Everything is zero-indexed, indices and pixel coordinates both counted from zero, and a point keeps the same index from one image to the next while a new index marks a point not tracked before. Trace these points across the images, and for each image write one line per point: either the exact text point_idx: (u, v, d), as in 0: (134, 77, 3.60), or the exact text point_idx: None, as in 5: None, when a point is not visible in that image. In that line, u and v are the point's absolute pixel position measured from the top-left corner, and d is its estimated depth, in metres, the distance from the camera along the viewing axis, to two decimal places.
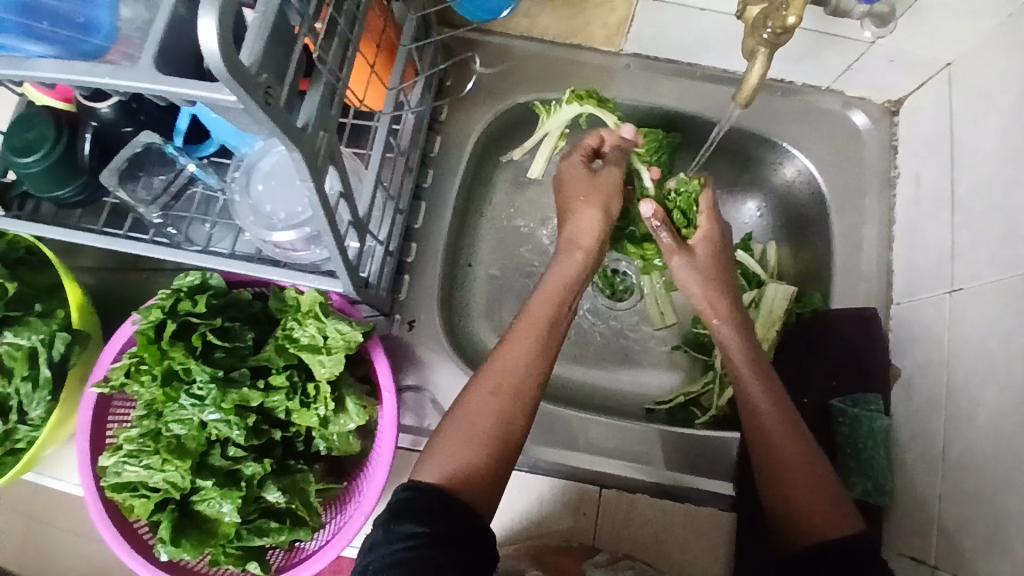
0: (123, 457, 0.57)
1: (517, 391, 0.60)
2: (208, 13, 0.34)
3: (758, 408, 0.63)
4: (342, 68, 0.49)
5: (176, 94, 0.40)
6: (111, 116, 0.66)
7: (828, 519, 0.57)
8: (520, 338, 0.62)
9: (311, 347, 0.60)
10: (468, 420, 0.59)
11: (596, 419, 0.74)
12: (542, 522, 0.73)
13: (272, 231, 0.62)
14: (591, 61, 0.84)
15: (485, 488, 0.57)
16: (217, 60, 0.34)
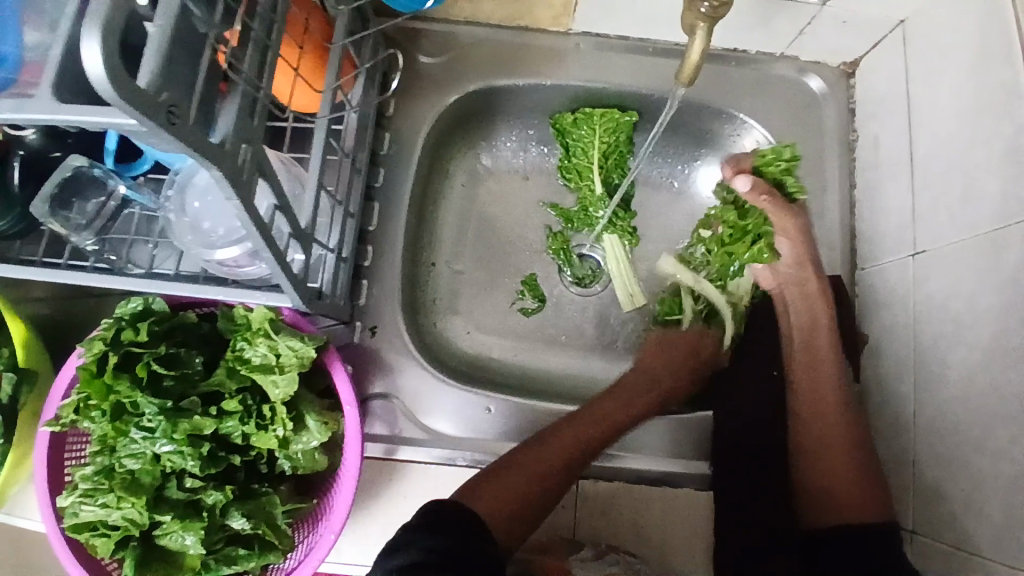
0: (78, 498, 0.55)
1: (599, 444, 0.67)
2: (89, 35, 0.31)
3: (824, 410, 0.68)
4: (262, 74, 0.46)
5: (79, 122, 0.37)
6: (38, 141, 0.64)
7: (850, 508, 0.62)
8: (602, 417, 0.69)
9: (263, 366, 0.58)
10: (536, 455, 0.65)
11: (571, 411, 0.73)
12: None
13: (213, 249, 0.59)
14: (540, 42, 0.81)
15: (519, 519, 0.61)
16: (104, 84, 0.32)
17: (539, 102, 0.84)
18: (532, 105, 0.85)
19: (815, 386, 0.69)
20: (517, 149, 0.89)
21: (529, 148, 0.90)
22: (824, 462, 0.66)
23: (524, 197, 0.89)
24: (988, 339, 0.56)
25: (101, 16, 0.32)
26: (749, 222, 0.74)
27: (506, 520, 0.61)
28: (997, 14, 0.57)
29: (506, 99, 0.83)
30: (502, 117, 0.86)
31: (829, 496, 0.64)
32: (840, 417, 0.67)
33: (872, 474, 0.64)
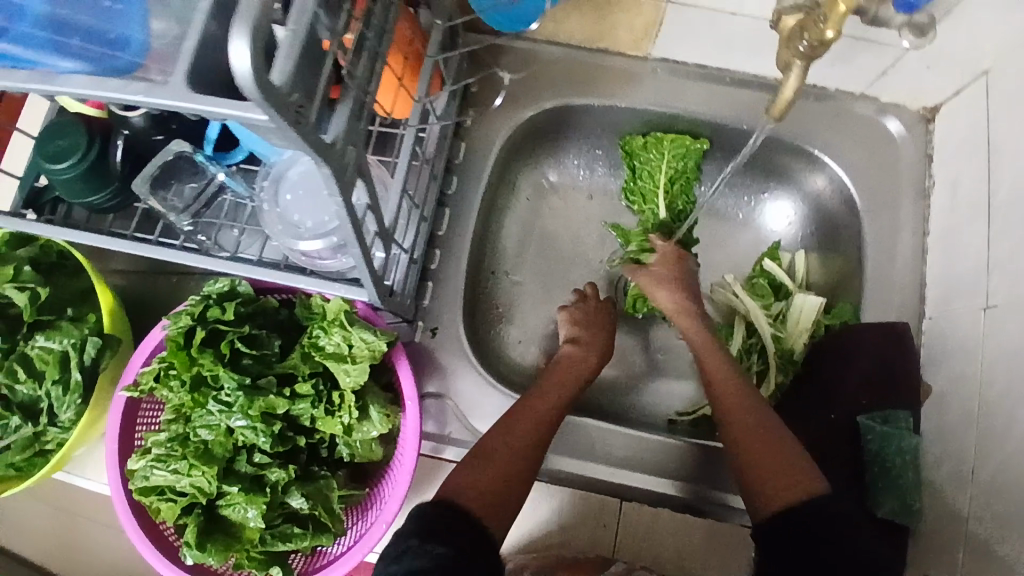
0: (152, 461, 0.58)
1: (544, 418, 0.67)
2: (239, 35, 0.34)
3: (732, 407, 0.69)
4: (371, 80, 0.49)
5: (206, 112, 0.40)
6: (142, 124, 0.68)
7: (787, 492, 0.60)
8: (532, 404, 0.68)
9: (336, 355, 0.60)
10: (484, 460, 0.63)
11: (611, 430, 0.73)
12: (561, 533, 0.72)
13: (298, 240, 0.62)
14: (617, 65, 0.83)
15: (493, 494, 0.61)
16: (249, 81, 0.34)
17: (610, 123, 0.86)
18: (604, 126, 0.86)
19: (727, 402, 0.70)
20: (584, 168, 0.91)
21: (595, 167, 0.91)
22: (749, 462, 0.64)
23: (587, 216, 0.91)
24: None
25: (250, 16, 0.35)
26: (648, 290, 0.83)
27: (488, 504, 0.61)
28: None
29: (580, 118, 0.85)
30: (572, 136, 0.88)
31: (767, 487, 0.62)
32: (758, 424, 0.66)
33: (795, 454, 0.63)
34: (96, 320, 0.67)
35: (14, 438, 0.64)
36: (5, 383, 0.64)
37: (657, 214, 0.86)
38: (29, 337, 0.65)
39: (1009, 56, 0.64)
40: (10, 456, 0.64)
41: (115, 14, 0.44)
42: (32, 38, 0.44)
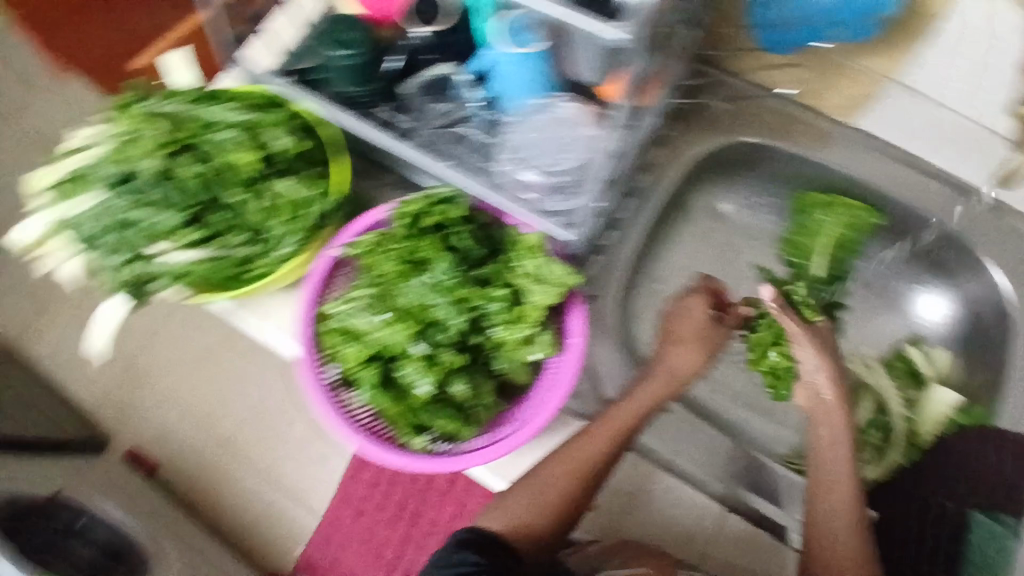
0: (355, 308, 0.66)
1: (585, 473, 0.71)
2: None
3: (837, 512, 0.71)
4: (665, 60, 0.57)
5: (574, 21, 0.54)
6: (426, 41, 0.73)
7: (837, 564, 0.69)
8: (596, 435, 0.71)
9: (531, 276, 0.67)
10: (543, 481, 0.71)
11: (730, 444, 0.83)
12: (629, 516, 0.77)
13: (527, 173, 0.70)
14: (814, 122, 0.85)
15: (532, 532, 0.71)
16: None
17: (792, 173, 0.89)
18: (786, 175, 0.90)
19: (830, 470, 0.74)
20: (747, 209, 0.95)
21: (763, 211, 0.95)
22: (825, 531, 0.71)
23: (742, 254, 0.96)
24: None
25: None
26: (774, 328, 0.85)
27: (529, 539, 0.71)
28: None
29: (766, 161, 0.88)
30: (751, 174, 0.91)
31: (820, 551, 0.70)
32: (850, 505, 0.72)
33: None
34: (330, 187, 0.70)
35: (229, 254, 0.68)
36: (241, 205, 0.68)
37: (810, 270, 0.90)
38: (273, 177, 0.69)
39: None
40: (217, 269, 0.67)
41: None
42: None
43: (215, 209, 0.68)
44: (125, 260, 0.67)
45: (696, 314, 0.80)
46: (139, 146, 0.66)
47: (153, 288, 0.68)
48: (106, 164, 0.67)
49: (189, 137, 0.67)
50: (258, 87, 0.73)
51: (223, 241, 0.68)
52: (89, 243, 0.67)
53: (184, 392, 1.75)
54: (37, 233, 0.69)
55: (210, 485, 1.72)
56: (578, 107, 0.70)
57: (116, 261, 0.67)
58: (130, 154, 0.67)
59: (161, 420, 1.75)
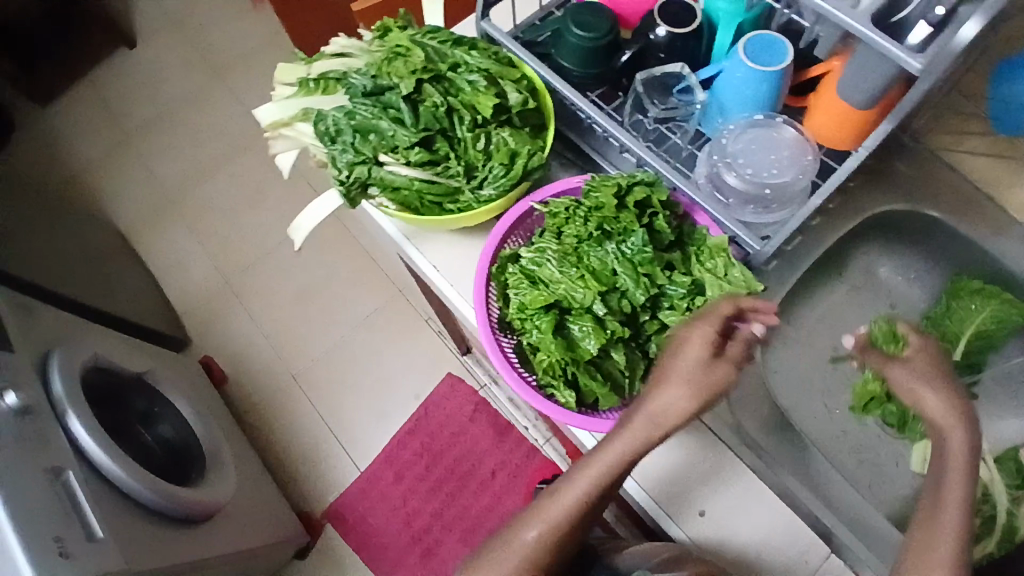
0: (547, 254, 0.72)
1: (559, 526, 0.66)
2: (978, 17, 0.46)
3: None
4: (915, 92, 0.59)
5: (851, 30, 0.52)
6: (661, 41, 0.77)
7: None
8: (571, 488, 0.66)
9: (713, 274, 0.71)
10: (514, 541, 0.66)
11: (852, 497, 0.81)
12: (734, 529, 0.74)
13: (733, 179, 0.73)
14: (997, 211, 0.86)
15: None
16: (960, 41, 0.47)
17: (959, 254, 0.90)
18: (949, 256, 0.92)
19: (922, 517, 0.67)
20: (897, 278, 0.97)
21: (913, 284, 0.97)
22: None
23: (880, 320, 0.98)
24: None
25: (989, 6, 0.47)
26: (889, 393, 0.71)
27: None
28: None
29: (934, 237, 0.91)
30: (913, 246, 0.94)
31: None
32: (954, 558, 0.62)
33: None
34: (544, 147, 0.76)
35: (444, 181, 0.74)
36: (466, 142, 0.75)
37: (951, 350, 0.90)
38: (499, 125, 0.76)
39: None
40: (430, 191, 0.74)
41: None
42: None
43: (442, 139, 0.75)
44: (353, 160, 0.73)
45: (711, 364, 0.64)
46: (398, 66, 0.73)
47: (369, 193, 0.74)
48: (364, 75, 0.75)
49: (442, 70, 0.74)
50: (498, 45, 0.81)
51: (442, 167, 0.74)
52: (327, 137, 0.73)
53: (275, 318, 1.88)
54: (278, 116, 0.75)
55: (270, 411, 1.80)
56: (796, 135, 0.73)
57: (345, 159, 0.73)
58: (391, 72, 0.74)
59: (246, 338, 1.86)
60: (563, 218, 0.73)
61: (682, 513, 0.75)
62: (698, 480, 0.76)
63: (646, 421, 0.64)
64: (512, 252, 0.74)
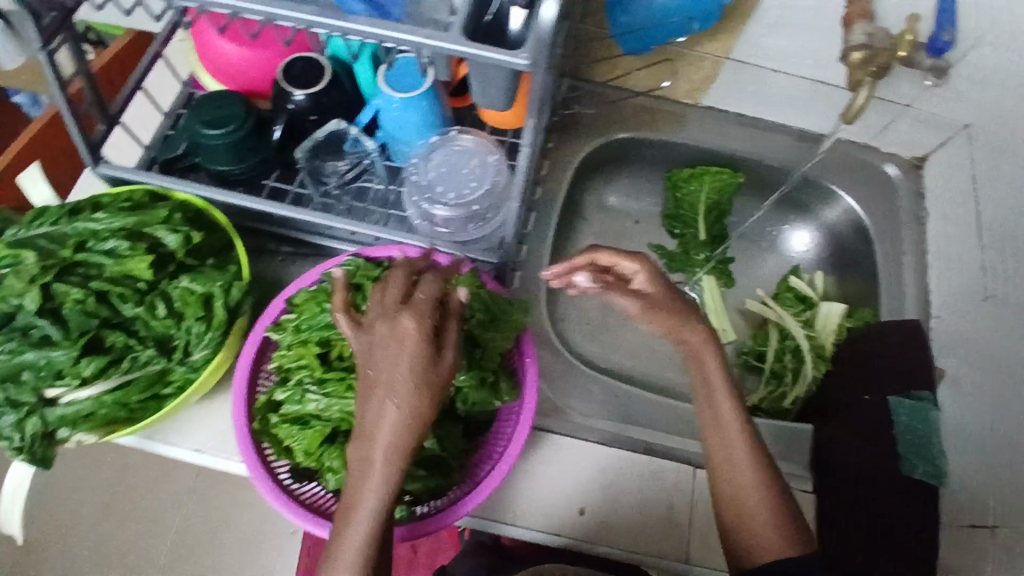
0: (306, 386, 0.63)
1: None
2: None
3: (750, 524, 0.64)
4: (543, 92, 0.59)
5: (440, 47, 0.49)
6: (303, 104, 0.71)
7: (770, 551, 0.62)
8: (346, 545, 0.52)
9: (482, 325, 0.68)
10: None
11: (671, 404, 0.86)
12: (613, 509, 0.76)
13: (440, 209, 0.71)
14: (668, 108, 0.97)
15: None
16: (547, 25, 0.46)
17: (665, 157, 0.99)
18: (656, 160, 1.00)
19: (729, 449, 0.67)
20: (635, 197, 1.04)
21: (644, 198, 1.05)
22: (727, 507, 0.65)
23: (638, 237, 1.04)
24: None
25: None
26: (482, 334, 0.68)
27: None
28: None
29: (638, 151, 0.99)
30: (628, 168, 1.02)
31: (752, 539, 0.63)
32: (766, 498, 0.64)
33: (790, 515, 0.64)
34: (237, 272, 0.70)
35: (140, 373, 0.66)
36: (142, 317, 0.66)
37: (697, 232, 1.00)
38: (171, 278, 0.68)
39: (995, 120, 0.85)
40: (131, 393, 0.65)
41: None
42: None
43: (114, 331, 0.66)
44: (18, 419, 0.63)
45: (400, 343, 0.51)
46: (10, 283, 0.62)
47: (59, 437, 0.64)
48: None
49: (72, 258, 0.66)
50: (137, 186, 0.74)
51: (130, 361, 0.66)
52: None
53: None
54: None
55: None
56: (473, 138, 0.73)
57: (8, 424, 0.63)
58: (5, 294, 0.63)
59: None
60: (314, 327, 0.63)
61: (564, 523, 0.75)
62: (568, 481, 0.78)
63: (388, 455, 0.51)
64: (268, 397, 0.66)
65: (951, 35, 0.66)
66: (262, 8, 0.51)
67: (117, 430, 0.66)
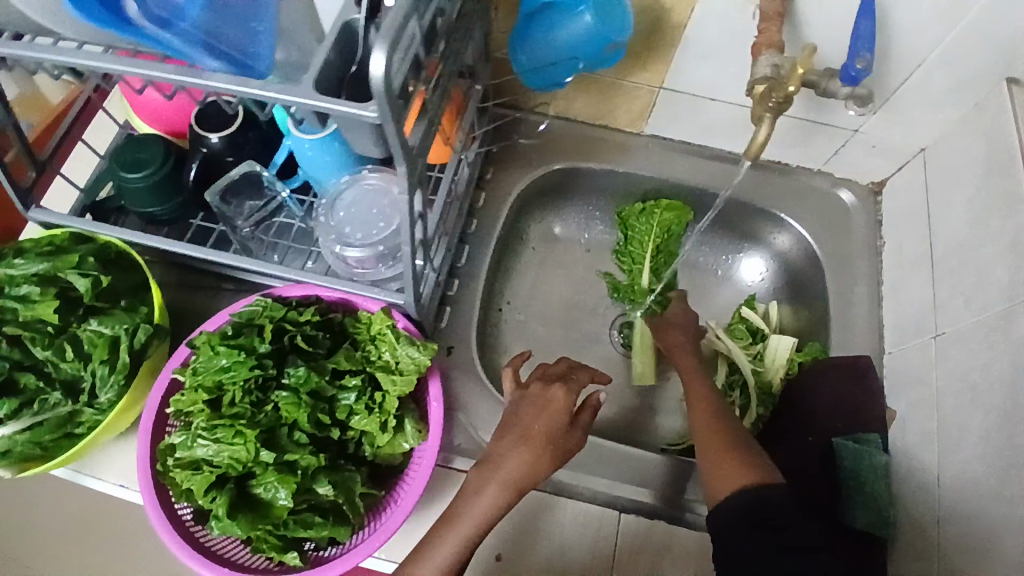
0: (197, 431, 0.62)
1: None
2: (380, 47, 0.44)
3: (718, 461, 0.69)
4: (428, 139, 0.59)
5: (296, 102, 0.49)
6: (219, 146, 0.73)
7: (733, 478, 0.67)
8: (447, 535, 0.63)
9: (385, 368, 0.67)
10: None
11: (603, 445, 0.80)
12: (530, 557, 0.74)
13: (348, 248, 0.71)
14: (613, 138, 0.97)
15: None
16: (379, 83, 0.45)
17: (611, 187, 0.98)
18: (602, 190, 0.99)
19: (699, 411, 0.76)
20: (582, 225, 1.02)
21: (593, 227, 1.03)
22: (700, 447, 0.72)
23: (586, 265, 1.02)
24: (1003, 398, 0.65)
25: (389, 35, 0.45)
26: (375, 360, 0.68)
27: None
28: (1008, 138, 0.73)
29: (582, 180, 0.98)
30: (574, 198, 1.00)
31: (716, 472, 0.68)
32: (722, 433, 0.72)
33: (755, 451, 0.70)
34: (146, 314, 0.72)
35: (50, 415, 0.67)
36: (51, 360, 0.68)
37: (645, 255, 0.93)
38: (82, 321, 0.70)
39: (947, 147, 0.83)
40: (41, 435, 0.66)
41: (252, 32, 0.52)
42: (188, 35, 0.50)
43: (30, 372, 0.68)
44: None
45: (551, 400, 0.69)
46: None
47: None
48: None
49: None
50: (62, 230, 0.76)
51: (39, 403, 0.67)
52: None
53: None
54: None
55: None
56: (383, 175, 0.73)
57: None
58: None
59: None
60: (207, 372, 0.63)
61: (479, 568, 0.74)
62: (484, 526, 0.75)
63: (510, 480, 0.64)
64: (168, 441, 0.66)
65: (865, 63, 0.62)
66: (120, 70, 0.51)
67: (30, 466, 0.68)
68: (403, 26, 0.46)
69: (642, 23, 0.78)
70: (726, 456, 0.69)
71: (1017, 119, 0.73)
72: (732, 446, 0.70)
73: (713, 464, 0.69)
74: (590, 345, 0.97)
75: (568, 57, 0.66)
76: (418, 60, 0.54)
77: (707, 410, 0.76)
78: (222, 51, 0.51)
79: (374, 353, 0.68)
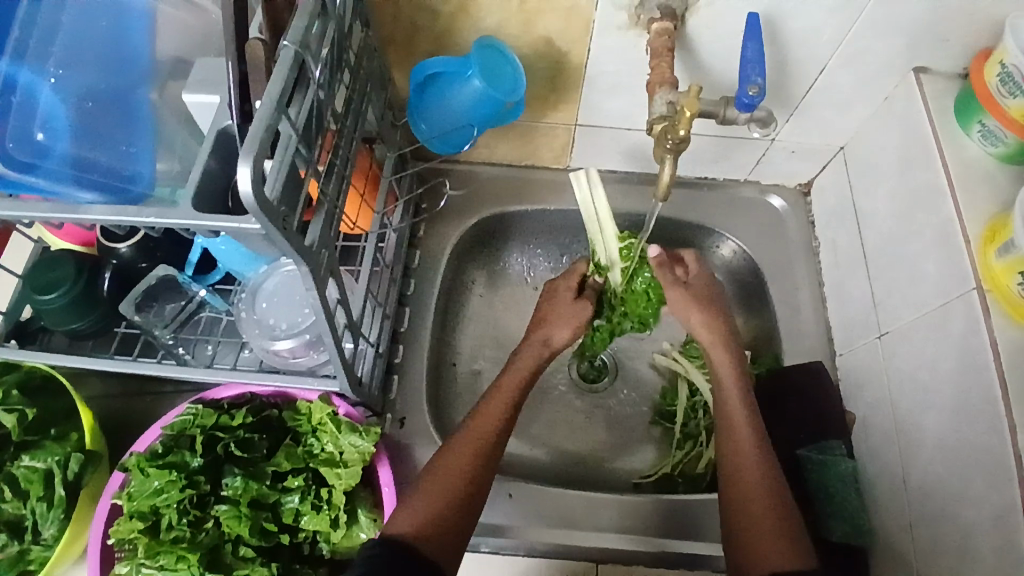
0: (139, 561, 0.60)
1: (480, 456, 0.66)
2: (244, 161, 0.43)
3: (755, 528, 0.64)
4: (326, 228, 0.58)
5: (175, 224, 0.48)
6: (130, 254, 0.73)
7: (780, 557, 0.61)
8: (459, 450, 0.67)
9: (329, 461, 0.66)
10: (454, 452, 0.66)
11: (574, 493, 0.79)
12: None
13: (274, 340, 0.70)
14: (543, 176, 0.96)
15: (439, 528, 0.61)
16: (250, 197, 0.43)
17: (546, 225, 0.97)
18: (538, 229, 0.98)
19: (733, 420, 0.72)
20: (526, 264, 1.01)
21: (537, 264, 1.01)
22: (739, 516, 0.66)
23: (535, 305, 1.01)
24: (951, 394, 0.65)
25: (253, 148, 0.44)
26: (319, 456, 0.66)
27: (434, 537, 0.60)
28: (919, 132, 0.73)
29: (517, 223, 0.97)
30: (513, 240, 0.99)
31: (756, 545, 0.63)
32: (767, 504, 0.65)
33: (795, 524, 0.64)
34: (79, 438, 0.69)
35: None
36: None
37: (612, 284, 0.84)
38: (14, 456, 0.67)
39: (861, 144, 0.84)
40: None
41: (128, 155, 0.52)
42: (55, 173, 0.49)
43: None
44: None
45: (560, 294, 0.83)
46: None
47: None
48: None
49: None
50: None
51: None
52: None
53: None
54: None
55: None
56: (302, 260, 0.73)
57: None
58: None
59: None
60: (140, 497, 0.61)
61: None
62: None
63: (539, 345, 0.77)
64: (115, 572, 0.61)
65: (758, 88, 0.62)
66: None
67: None
68: (269, 135, 0.46)
69: (543, 68, 0.77)
70: (767, 525, 0.64)
71: (928, 110, 0.73)
72: (771, 510, 0.65)
73: (749, 531, 0.64)
74: (550, 385, 0.96)
75: (464, 124, 0.69)
76: (302, 151, 0.53)
77: (747, 430, 0.71)
78: (95, 181, 0.51)
79: (315, 446, 0.67)
